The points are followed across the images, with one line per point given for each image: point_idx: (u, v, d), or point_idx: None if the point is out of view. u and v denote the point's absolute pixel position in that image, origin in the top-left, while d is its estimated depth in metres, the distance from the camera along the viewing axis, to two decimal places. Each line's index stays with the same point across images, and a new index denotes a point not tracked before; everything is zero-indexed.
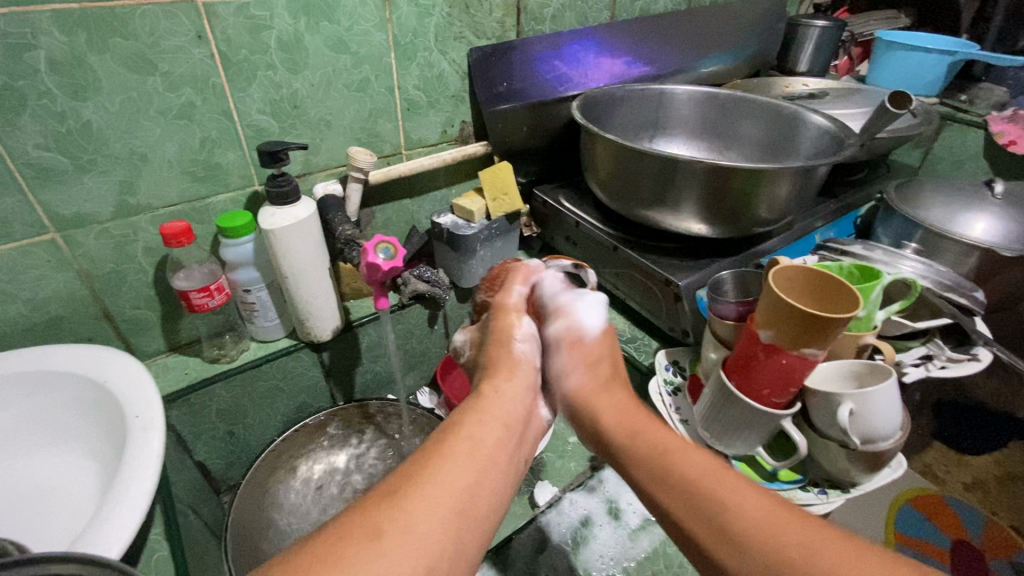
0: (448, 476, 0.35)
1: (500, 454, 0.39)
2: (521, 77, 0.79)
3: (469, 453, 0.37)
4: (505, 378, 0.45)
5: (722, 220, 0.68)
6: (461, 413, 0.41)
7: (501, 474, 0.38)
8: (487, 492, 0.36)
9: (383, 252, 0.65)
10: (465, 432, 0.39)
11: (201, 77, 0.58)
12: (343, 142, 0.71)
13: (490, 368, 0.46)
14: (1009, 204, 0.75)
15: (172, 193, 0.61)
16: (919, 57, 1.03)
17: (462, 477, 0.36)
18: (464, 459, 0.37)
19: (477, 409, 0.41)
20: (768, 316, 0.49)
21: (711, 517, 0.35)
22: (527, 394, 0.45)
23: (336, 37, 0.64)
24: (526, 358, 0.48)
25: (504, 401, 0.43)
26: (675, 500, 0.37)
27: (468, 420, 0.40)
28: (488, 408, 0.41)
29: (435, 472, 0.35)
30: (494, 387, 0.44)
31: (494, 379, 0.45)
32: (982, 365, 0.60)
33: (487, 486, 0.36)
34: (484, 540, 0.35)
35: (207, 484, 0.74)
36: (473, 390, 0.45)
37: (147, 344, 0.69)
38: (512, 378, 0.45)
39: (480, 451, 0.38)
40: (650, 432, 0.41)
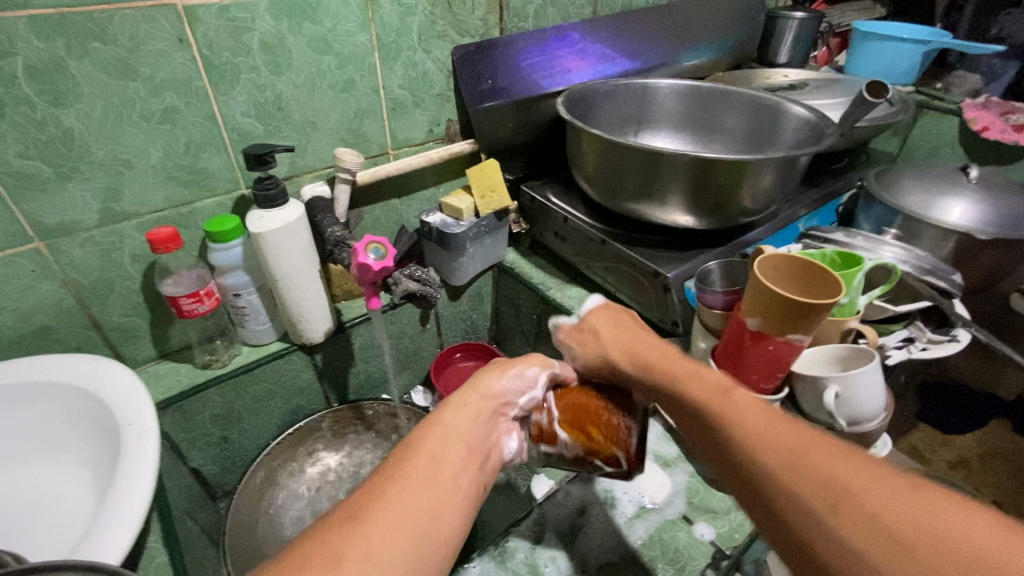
0: (410, 497, 0.34)
1: (463, 472, 0.37)
2: (506, 75, 0.80)
3: (430, 473, 0.36)
4: (478, 396, 0.43)
5: (708, 212, 0.69)
6: (425, 430, 0.40)
7: (462, 496, 0.36)
8: (447, 517, 0.35)
9: (374, 252, 0.64)
10: (428, 450, 0.38)
11: (185, 81, 0.57)
12: (328, 143, 0.71)
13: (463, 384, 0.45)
14: (984, 188, 0.78)
15: (158, 198, 0.61)
16: (895, 47, 1.05)
17: (423, 497, 0.34)
18: (424, 479, 0.35)
19: (441, 425, 0.40)
20: (754, 304, 0.51)
21: (705, 435, 0.39)
22: (491, 418, 0.43)
23: (320, 38, 0.64)
24: (502, 393, 0.44)
25: (466, 419, 0.41)
26: (685, 411, 0.41)
27: (434, 435, 0.39)
28: (451, 425, 0.40)
29: (394, 494, 0.34)
30: (466, 402, 0.42)
31: (467, 395, 0.43)
32: (961, 346, 0.61)
33: (448, 507, 0.35)
34: (442, 568, 0.34)
35: (203, 490, 0.73)
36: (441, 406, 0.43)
37: (137, 352, 0.68)
38: (483, 399, 0.43)
39: (443, 471, 0.36)
40: (672, 360, 0.46)
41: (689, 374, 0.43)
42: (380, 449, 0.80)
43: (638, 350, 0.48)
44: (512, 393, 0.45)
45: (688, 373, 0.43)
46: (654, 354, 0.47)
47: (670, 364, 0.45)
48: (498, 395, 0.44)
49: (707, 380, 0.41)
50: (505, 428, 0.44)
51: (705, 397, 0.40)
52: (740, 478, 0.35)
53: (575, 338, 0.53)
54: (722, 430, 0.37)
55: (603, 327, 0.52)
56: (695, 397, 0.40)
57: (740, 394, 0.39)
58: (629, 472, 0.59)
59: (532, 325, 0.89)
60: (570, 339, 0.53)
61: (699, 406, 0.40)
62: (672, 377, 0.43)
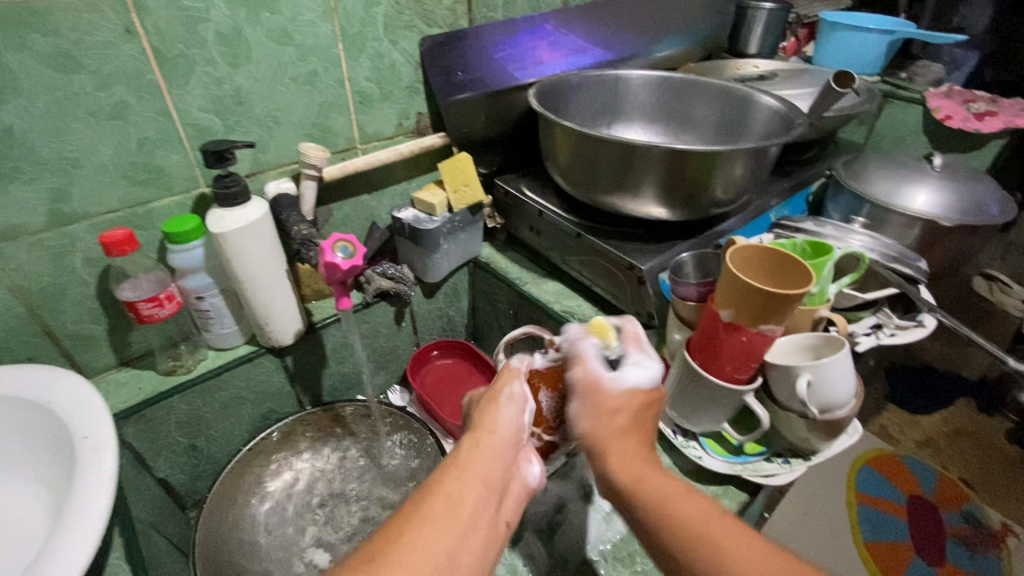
0: (427, 542, 0.34)
1: (480, 514, 0.38)
2: (476, 67, 0.78)
3: (448, 516, 0.36)
4: (489, 429, 0.44)
5: (682, 204, 0.69)
6: (441, 470, 0.40)
7: (481, 535, 0.37)
8: (473, 550, 0.36)
9: (342, 250, 0.62)
10: (449, 488, 0.38)
11: (135, 75, 0.54)
12: (293, 138, 0.68)
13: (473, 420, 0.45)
14: (947, 176, 0.80)
15: (112, 199, 0.58)
16: (861, 37, 1.06)
17: (441, 541, 0.35)
18: (442, 523, 0.36)
19: (457, 466, 0.41)
20: (727, 295, 0.51)
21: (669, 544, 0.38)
22: (508, 449, 0.43)
23: (279, 28, 0.61)
24: (508, 422, 0.45)
25: (482, 456, 0.42)
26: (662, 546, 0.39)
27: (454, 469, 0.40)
28: (467, 463, 0.41)
29: (415, 539, 0.35)
30: (478, 438, 0.43)
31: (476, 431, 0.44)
32: (926, 331, 0.63)
33: (467, 549, 0.36)
34: None
35: (171, 500, 0.71)
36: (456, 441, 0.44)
37: (95, 360, 0.65)
38: (494, 434, 0.44)
39: (460, 512, 0.37)
40: (650, 476, 0.42)
41: (666, 496, 0.40)
42: (357, 452, 0.79)
43: (625, 456, 0.43)
44: (515, 421, 0.45)
45: (666, 496, 0.40)
46: (636, 458, 0.43)
47: (643, 468, 0.42)
48: (506, 426, 0.44)
49: (686, 507, 0.39)
50: (524, 457, 0.45)
51: (688, 533, 0.37)
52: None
53: (602, 404, 0.46)
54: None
55: (625, 419, 0.45)
56: (665, 511, 0.39)
57: (719, 529, 0.37)
58: None
59: (510, 321, 0.88)
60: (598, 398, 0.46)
61: (682, 540, 0.37)
62: (655, 500, 0.40)
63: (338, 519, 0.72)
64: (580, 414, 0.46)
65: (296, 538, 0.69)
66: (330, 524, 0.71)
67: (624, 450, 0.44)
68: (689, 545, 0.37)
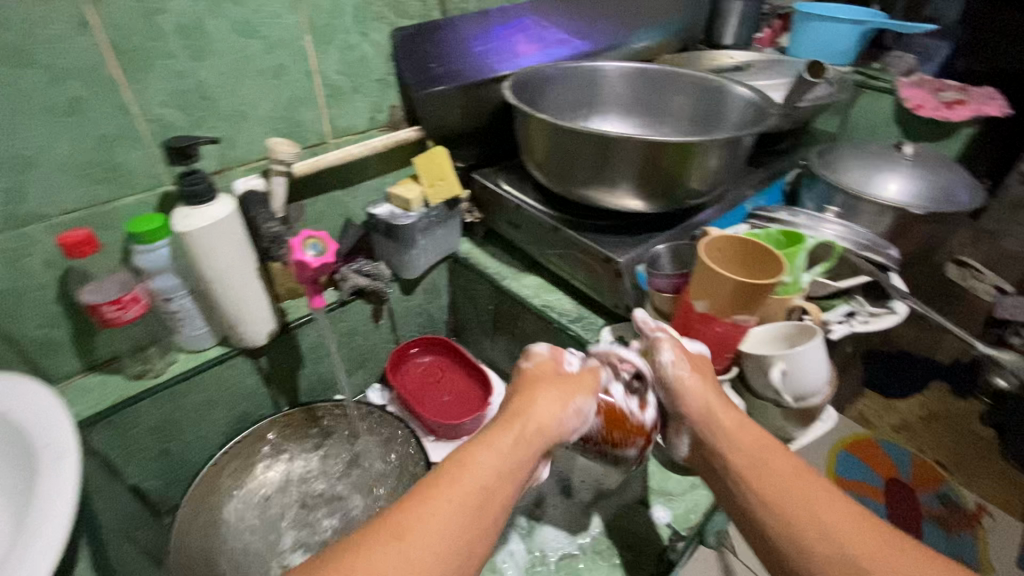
0: (440, 517, 0.38)
1: (499, 502, 0.40)
2: (449, 57, 0.76)
3: (471, 497, 0.39)
4: (535, 420, 0.45)
5: (658, 196, 0.69)
6: (477, 444, 0.43)
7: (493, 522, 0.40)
8: (480, 538, 0.38)
9: (313, 248, 0.61)
10: (473, 466, 0.41)
11: (91, 69, 0.52)
12: (261, 133, 0.66)
13: (520, 404, 0.47)
14: (918, 164, 0.81)
15: (70, 198, 0.56)
16: (832, 28, 1.08)
17: (450, 522, 0.38)
18: (462, 502, 0.39)
19: (491, 444, 0.43)
20: (701, 287, 0.51)
21: (749, 461, 0.44)
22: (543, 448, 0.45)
23: (243, 20, 0.59)
24: (554, 421, 0.46)
25: (514, 445, 0.43)
26: (742, 485, 0.44)
27: (488, 447, 0.42)
28: (500, 447, 0.43)
29: (432, 513, 0.38)
30: (522, 420, 0.45)
31: (518, 411, 0.45)
32: (898, 317, 0.64)
33: (478, 534, 0.38)
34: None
35: (143, 508, 0.69)
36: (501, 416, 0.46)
37: (59, 365, 0.63)
38: (535, 426, 0.45)
39: (481, 492, 0.40)
40: (756, 434, 0.46)
41: (770, 451, 0.45)
42: (336, 453, 0.78)
43: (730, 409, 0.48)
44: (562, 424, 0.47)
45: (772, 452, 0.45)
46: (743, 419, 0.48)
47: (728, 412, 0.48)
48: (550, 417, 0.46)
49: (788, 466, 0.43)
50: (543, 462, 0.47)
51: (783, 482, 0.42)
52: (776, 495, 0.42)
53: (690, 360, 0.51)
54: (766, 510, 0.42)
55: (708, 375, 0.51)
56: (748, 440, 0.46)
57: (814, 492, 0.41)
58: None
59: (490, 316, 0.88)
60: (686, 355, 0.51)
61: (774, 483, 0.42)
62: (755, 450, 0.45)
63: (320, 520, 0.71)
64: (675, 364, 0.50)
65: (276, 542, 0.68)
66: (308, 526, 0.70)
67: (730, 407, 0.49)
68: (779, 491, 0.42)
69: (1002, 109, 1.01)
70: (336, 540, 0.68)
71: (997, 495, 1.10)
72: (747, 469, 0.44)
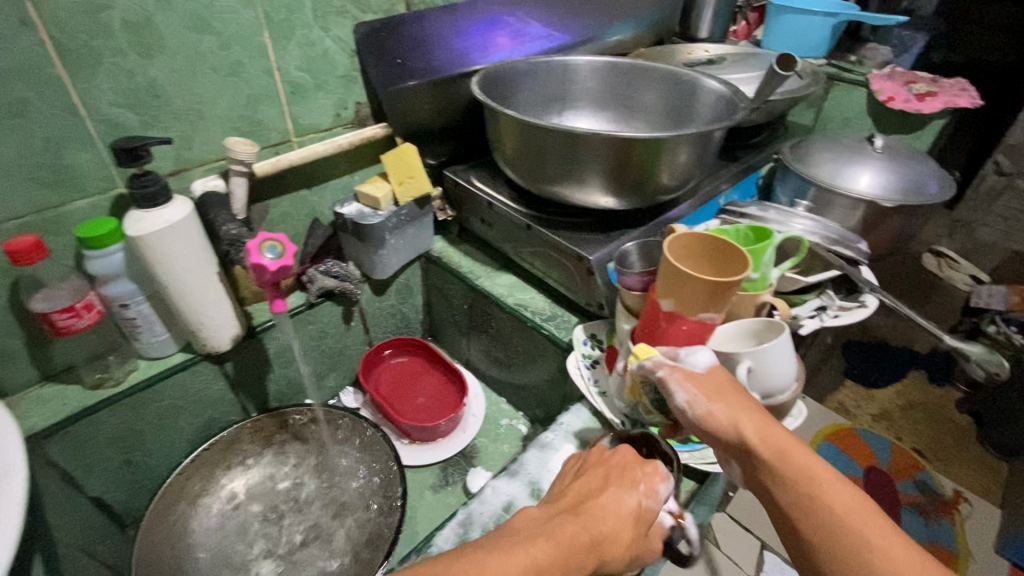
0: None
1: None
2: (416, 53, 0.75)
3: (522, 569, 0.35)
4: (604, 515, 0.41)
5: (629, 192, 0.68)
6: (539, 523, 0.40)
7: None
8: None
9: (270, 250, 0.59)
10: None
11: (34, 69, 0.50)
12: (219, 132, 0.65)
13: (587, 491, 0.43)
14: (889, 157, 0.81)
15: (16, 204, 0.54)
16: (805, 21, 1.07)
17: None
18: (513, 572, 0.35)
19: (554, 525, 0.39)
20: (667, 285, 0.51)
21: (803, 490, 0.40)
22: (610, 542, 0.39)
23: (195, 15, 0.57)
24: (621, 515, 0.41)
25: (576, 528, 0.39)
26: (790, 522, 0.40)
27: (561, 575, 0.37)
28: (562, 528, 0.39)
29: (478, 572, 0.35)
30: (601, 561, 0.39)
31: (603, 552, 0.39)
32: (868, 311, 0.64)
33: None
34: None
35: (107, 520, 0.67)
36: (567, 500, 0.43)
37: (14, 376, 0.61)
38: (605, 516, 0.41)
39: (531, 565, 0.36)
40: (800, 456, 0.41)
41: (816, 479, 0.40)
42: (309, 457, 0.76)
43: (768, 432, 0.43)
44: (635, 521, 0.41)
45: (821, 481, 0.40)
46: (786, 441, 0.43)
47: (775, 435, 0.43)
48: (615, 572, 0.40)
49: (840, 498, 0.39)
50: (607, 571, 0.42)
51: (836, 519, 0.38)
52: (838, 531, 0.38)
53: (701, 384, 0.47)
54: (826, 549, 0.38)
55: (733, 395, 0.46)
56: (797, 469, 0.41)
57: (872, 531, 0.38)
58: (556, 462, 0.58)
59: (464, 315, 0.87)
60: (697, 385, 0.46)
61: (827, 522, 0.38)
62: (800, 481, 0.40)
63: (290, 528, 0.70)
64: (692, 401, 0.46)
65: (245, 551, 0.67)
66: (280, 533, 0.69)
67: (769, 426, 0.43)
68: (833, 533, 0.38)
69: (973, 100, 1.03)
70: (309, 545, 0.68)
71: (974, 481, 1.11)
72: (803, 502, 0.40)
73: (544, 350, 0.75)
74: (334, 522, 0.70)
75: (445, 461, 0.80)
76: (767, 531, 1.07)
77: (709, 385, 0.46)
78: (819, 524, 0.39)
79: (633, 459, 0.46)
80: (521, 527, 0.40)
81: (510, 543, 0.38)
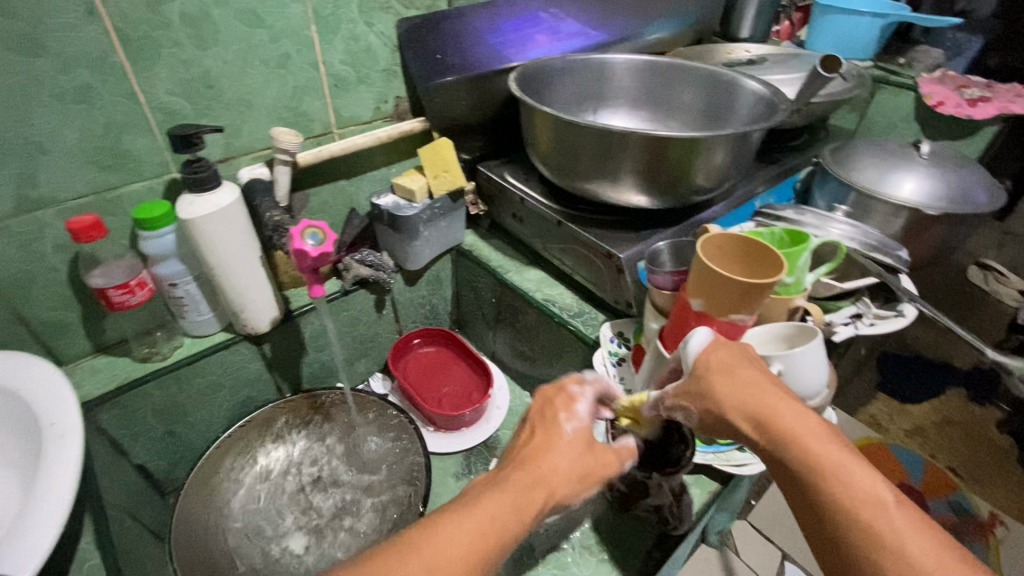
0: (447, 531, 0.37)
1: (509, 514, 0.39)
2: (456, 49, 0.76)
3: (480, 513, 0.39)
4: (549, 446, 0.44)
5: (663, 191, 0.68)
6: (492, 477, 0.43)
7: (499, 532, 0.38)
8: (483, 547, 0.37)
9: (312, 237, 0.62)
10: (503, 539, 0.38)
11: (98, 58, 0.53)
12: (266, 122, 0.67)
13: (530, 436, 0.46)
14: (935, 163, 0.78)
15: (78, 184, 0.57)
16: (852, 21, 1.05)
17: (458, 538, 0.37)
18: (473, 519, 0.38)
19: (506, 471, 0.43)
20: (698, 285, 0.51)
21: (810, 474, 0.39)
22: (560, 462, 0.44)
23: (248, 10, 0.60)
24: (565, 437, 0.45)
25: (525, 465, 0.43)
26: (800, 505, 0.40)
27: (517, 499, 0.40)
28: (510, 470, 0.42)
29: (442, 523, 0.38)
30: (554, 482, 0.43)
31: (556, 477, 0.43)
32: (907, 320, 0.63)
33: (487, 539, 0.38)
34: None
35: (149, 486, 0.71)
36: (515, 450, 0.46)
37: (70, 346, 0.65)
38: (550, 444, 0.45)
39: (490, 505, 0.39)
40: (809, 438, 0.40)
41: (823, 462, 0.39)
42: (338, 437, 0.79)
43: (769, 414, 0.42)
44: (577, 437, 0.46)
45: (828, 467, 0.38)
46: (789, 423, 0.41)
47: (781, 415, 0.41)
48: (573, 495, 0.44)
49: (849, 484, 0.37)
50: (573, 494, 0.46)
51: (844, 508, 0.37)
52: (847, 516, 0.37)
53: (688, 384, 0.47)
54: (837, 535, 0.37)
55: (726, 378, 0.44)
56: (803, 453, 0.39)
57: (883, 521, 0.36)
58: None
59: (493, 308, 0.88)
60: (683, 397, 0.47)
61: (832, 518, 0.37)
62: (806, 466, 0.39)
63: (318, 504, 0.72)
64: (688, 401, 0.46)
65: (276, 523, 0.70)
66: (308, 509, 0.72)
67: (774, 408, 0.42)
68: (839, 523, 0.37)
69: None
70: (335, 522, 0.70)
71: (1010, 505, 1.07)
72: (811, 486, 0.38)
73: (571, 346, 0.75)
74: (359, 503, 0.72)
75: (468, 450, 0.81)
76: (789, 542, 1.05)
77: (693, 390, 0.46)
78: (828, 510, 0.37)
79: (554, 389, 0.50)
80: (474, 484, 0.43)
81: (466, 496, 0.41)
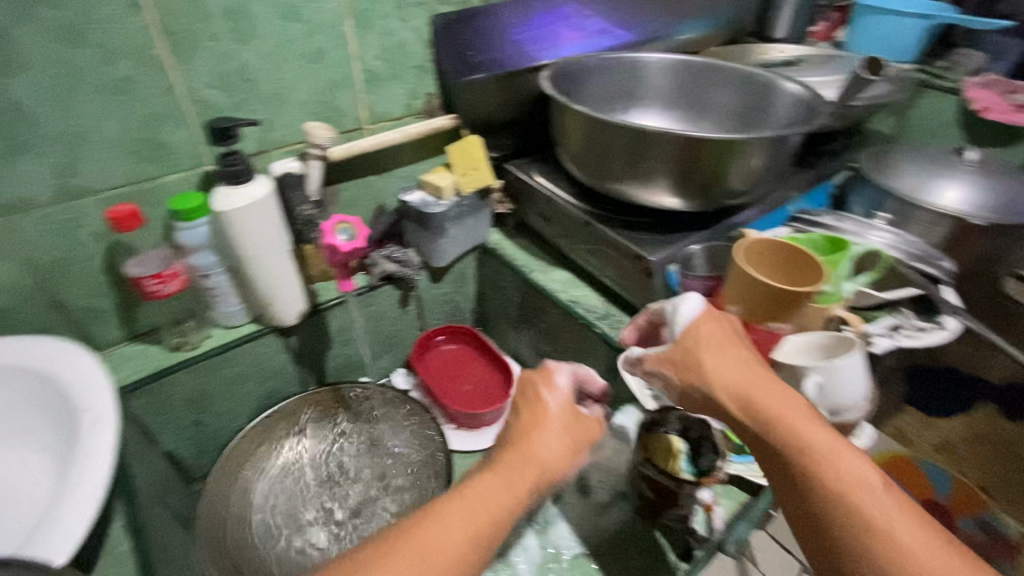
0: (433, 531, 0.37)
1: (496, 504, 0.40)
2: (488, 46, 0.76)
3: (465, 505, 0.39)
4: (534, 429, 0.44)
5: (696, 194, 0.66)
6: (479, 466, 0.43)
7: (487, 521, 0.39)
8: (473, 539, 0.38)
9: (343, 233, 0.69)
10: (493, 523, 0.39)
11: (140, 49, 0.54)
12: (299, 116, 0.68)
13: (517, 419, 0.45)
14: (981, 172, 0.75)
15: (116, 174, 0.58)
16: (894, 22, 1.02)
17: (445, 535, 0.37)
18: (458, 514, 0.38)
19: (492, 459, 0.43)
20: (734, 294, 0.53)
21: (800, 458, 0.39)
22: (545, 443, 0.43)
23: (287, 5, 0.60)
24: (550, 416, 0.45)
25: (511, 452, 0.42)
26: (785, 488, 0.41)
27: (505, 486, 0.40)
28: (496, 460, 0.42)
29: (428, 522, 0.38)
30: (541, 464, 0.42)
31: (543, 459, 0.42)
32: (948, 333, 0.59)
33: (475, 531, 0.38)
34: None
35: (175, 472, 0.72)
36: (502, 436, 0.45)
37: (104, 333, 0.66)
38: (533, 427, 0.44)
39: (476, 497, 0.40)
40: (797, 422, 0.41)
41: (813, 446, 0.39)
42: (361, 432, 0.79)
43: (756, 396, 0.42)
44: (563, 414, 0.45)
45: (817, 450, 0.39)
46: (775, 406, 0.42)
47: (769, 399, 0.42)
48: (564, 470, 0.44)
49: (837, 468, 0.39)
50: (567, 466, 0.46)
51: (834, 492, 0.38)
52: (836, 500, 0.38)
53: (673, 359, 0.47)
54: (824, 518, 0.38)
55: (713, 358, 0.45)
56: (792, 437, 0.40)
57: (871, 504, 0.37)
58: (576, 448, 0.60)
59: (517, 308, 0.87)
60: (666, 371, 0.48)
61: (823, 502, 0.38)
62: (796, 450, 0.40)
63: (340, 499, 0.72)
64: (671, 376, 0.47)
65: (299, 515, 0.70)
66: (330, 503, 0.72)
67: (763, 391, 0.43)
68: (827, 505, 0.38)
69: None
70: (356, 518, 0.70)
71: None
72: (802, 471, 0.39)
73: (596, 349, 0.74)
74: (380, 499, 0.72)
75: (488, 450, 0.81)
76: None
77: (678, 363, 0.46)
78: (816, 493, 0.38)
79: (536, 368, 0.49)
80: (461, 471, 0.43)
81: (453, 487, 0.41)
